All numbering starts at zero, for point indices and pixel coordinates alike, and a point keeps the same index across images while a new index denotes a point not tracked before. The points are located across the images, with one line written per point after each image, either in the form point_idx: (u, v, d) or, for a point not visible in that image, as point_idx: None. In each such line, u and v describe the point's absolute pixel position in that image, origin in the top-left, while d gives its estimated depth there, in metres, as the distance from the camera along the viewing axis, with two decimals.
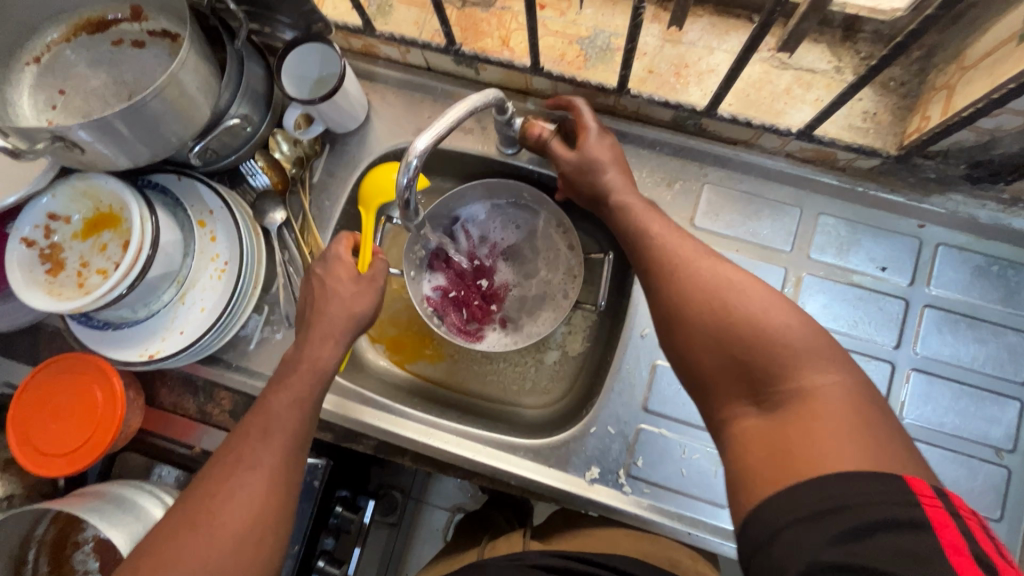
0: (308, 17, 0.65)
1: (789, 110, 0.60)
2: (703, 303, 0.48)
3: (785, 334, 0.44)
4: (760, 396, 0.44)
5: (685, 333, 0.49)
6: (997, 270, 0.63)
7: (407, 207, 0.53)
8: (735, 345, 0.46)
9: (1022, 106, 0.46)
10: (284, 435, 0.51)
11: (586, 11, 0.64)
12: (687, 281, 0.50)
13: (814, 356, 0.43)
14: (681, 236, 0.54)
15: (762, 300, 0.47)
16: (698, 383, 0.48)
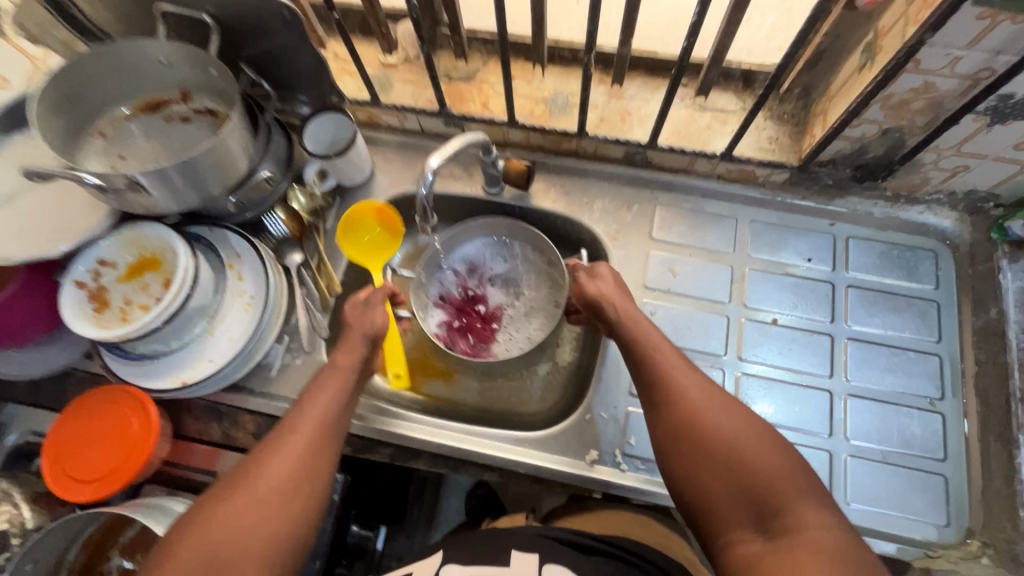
0: (323, 95, 0.80)
1: (712, 139, 0.77)
2: (711, 439, 0.55)
3: (778, 475, 0.53)
4: (763, 525, 0.51)
5: (695, 465, 0.55)
6: (897, 253, 0.78)
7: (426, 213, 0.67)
8: (740, 483, 0.53)
9: (873, 117, 0.64)
10: (326, 416, 0.60)
11: (548, 78, 0.81)
12: (698, 419, 0.57)
13: (801, 492, 0.52)
14: (687, 370, 0.61)
15: (758, 439, 0.55)
16: (702, 509, 0.55)
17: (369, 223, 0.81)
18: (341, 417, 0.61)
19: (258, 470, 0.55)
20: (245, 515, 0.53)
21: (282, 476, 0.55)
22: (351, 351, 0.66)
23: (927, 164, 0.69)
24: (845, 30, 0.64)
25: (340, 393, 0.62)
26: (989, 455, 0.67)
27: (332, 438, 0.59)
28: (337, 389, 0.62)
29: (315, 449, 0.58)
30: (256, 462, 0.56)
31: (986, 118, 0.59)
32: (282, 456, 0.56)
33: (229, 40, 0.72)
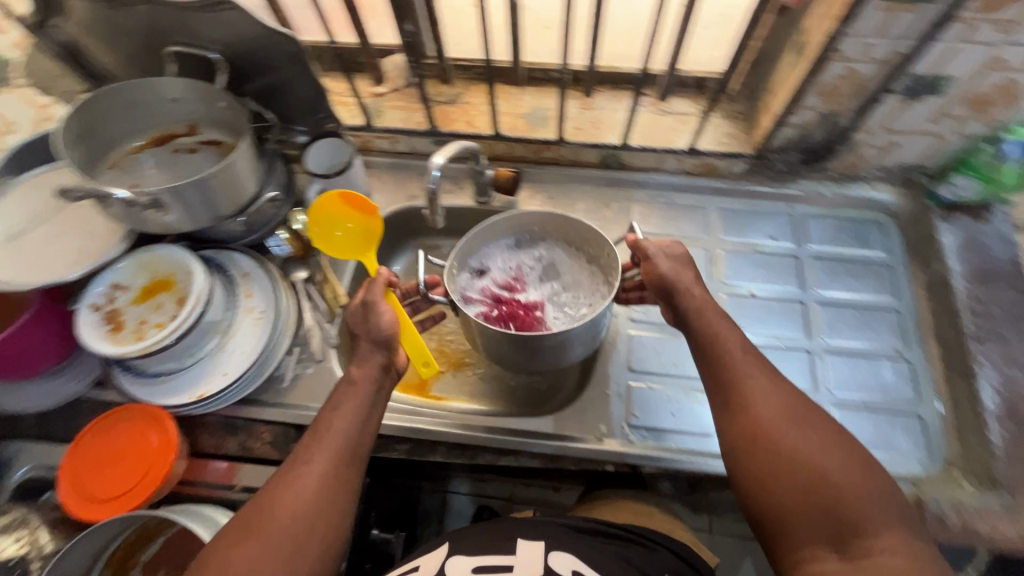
0: (320, 124, 0.86)
1: (676, 138, 0.86)
2: (787, 453, 0.54)
3: (863, 496, 0.51)
4: (840, 544, 0.49)
5: (772, 478, 0.53)
6: (850, 226, 0.87)
7: (432, 207, 0.72)
8: (820, 496, 0.51)
9: (811, 103, 0.74)
10: (345, 437, 0.59)
11: (525, 97, 0.90)
12: (776, 432, 0.55)
13: (884, 513, 0.50)
14: (769, 381, 0.59)
15: (843, 458, 0.53)
16: (776, 525, 0.53)
17: (341, 211, 0.78)
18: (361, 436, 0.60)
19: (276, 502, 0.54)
20: (262, 556, 0.51)
21: (302, 511, 0.54)
22: (365, 364, 0.64)
23: (862, 142, 0.79)
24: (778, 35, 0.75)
25: (357, 411, 0.60)
26: (956, 391, 0.74)
27: (354, 459, 0.58)
28: (355, 407, 0.61)
29: (335, 475, 0.56)
30: (274, 490, 0.55)
31: (904, 96, 0.70)
32: (300, 485, 0.55)
33: (235, 75, 0.78)
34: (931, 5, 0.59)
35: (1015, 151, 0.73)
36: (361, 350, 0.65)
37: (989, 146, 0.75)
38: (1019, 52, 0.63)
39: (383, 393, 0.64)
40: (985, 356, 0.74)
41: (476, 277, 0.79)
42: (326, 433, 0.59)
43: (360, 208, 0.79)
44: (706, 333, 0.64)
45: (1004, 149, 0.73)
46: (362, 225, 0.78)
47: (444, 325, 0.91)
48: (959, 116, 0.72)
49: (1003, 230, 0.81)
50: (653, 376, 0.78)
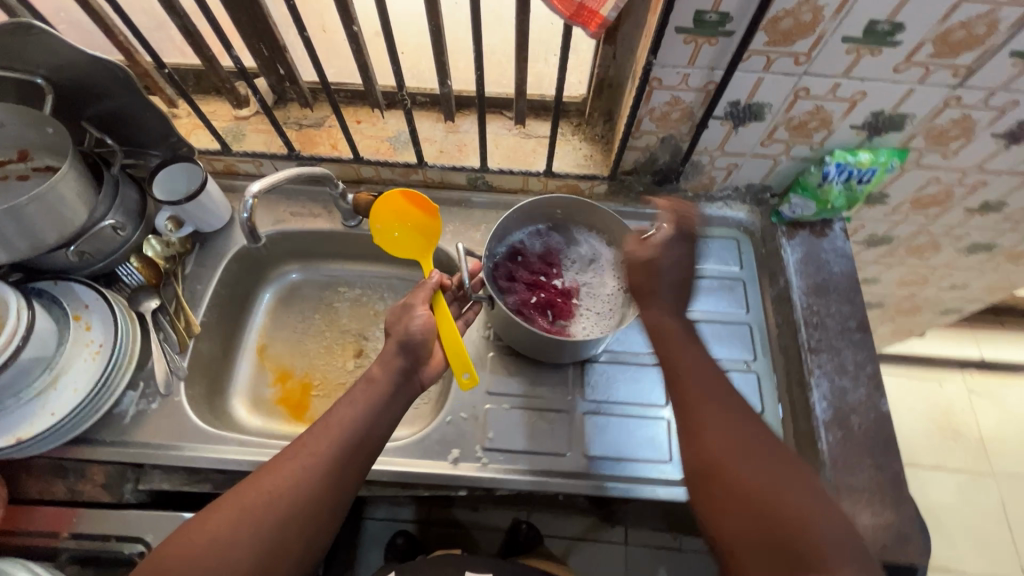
0: (174, 146, 0.83)
1: (536, 160, 0.88)
2: (744, 476, 0.52)
3: (819, 522, 0.48)
4: (792, 571, 0.46)
5: (725, 502, 0.51)
6: (704, 243, 0.90)
7: (253, 238, 0.68)
8: (775, 516, 0.49)
9: (648, 129, 0.77)
10: (351, 433, 0.58)
11: (390, 120, 0.90)
12: (737, 454, 0.53)
13: (836, 542, 0.47)
14: (728, 403, 0.57)
15: (797, 483, 0.51)
16: (727, 549, 0.50)
17: (400, 212, 0.78)
18: (365, 437, 0.59)
19: (266, 482, 0.54)
20: (244, 533, 0.51)
21: (292, 499, 0.53)
22: (385, 363, 0.64)
23: (706, 165, 0.83)
24: (615, 63, 0.77)
25: (365, 416, 0.59)
26: (795, 400, 0.77)
27: (359, 453, 0.58)
28: (369, 402, 0.60)
29: (335, 469, 0.56)
30: (270, 468, 0.55)
31: (730, 121, 0.74)
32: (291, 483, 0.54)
33: (67, 101, 0.76)
34: (729, 38, 0.62)
35: (836, 174, 0.78)
36: (387, 349, 0.65)
37: (816, 170, 0.79)
38: (818, 82, 0.67)
39: (400, 396, 0.63)
40: (817, 366, 0.77)
41: (513, 262, 0.81)
42: (334, 425, 0.58)
43: (419, 209, 0.78)
44: (664, 344, 0.62)
45: (826, 172, 0.78)
46: (423, 225, 0.78)
47: (317, 356, 0.92)
48: (785, 139, 0.77)
49: (841, 245, 0.85)
50: (512, 397, 0.79)
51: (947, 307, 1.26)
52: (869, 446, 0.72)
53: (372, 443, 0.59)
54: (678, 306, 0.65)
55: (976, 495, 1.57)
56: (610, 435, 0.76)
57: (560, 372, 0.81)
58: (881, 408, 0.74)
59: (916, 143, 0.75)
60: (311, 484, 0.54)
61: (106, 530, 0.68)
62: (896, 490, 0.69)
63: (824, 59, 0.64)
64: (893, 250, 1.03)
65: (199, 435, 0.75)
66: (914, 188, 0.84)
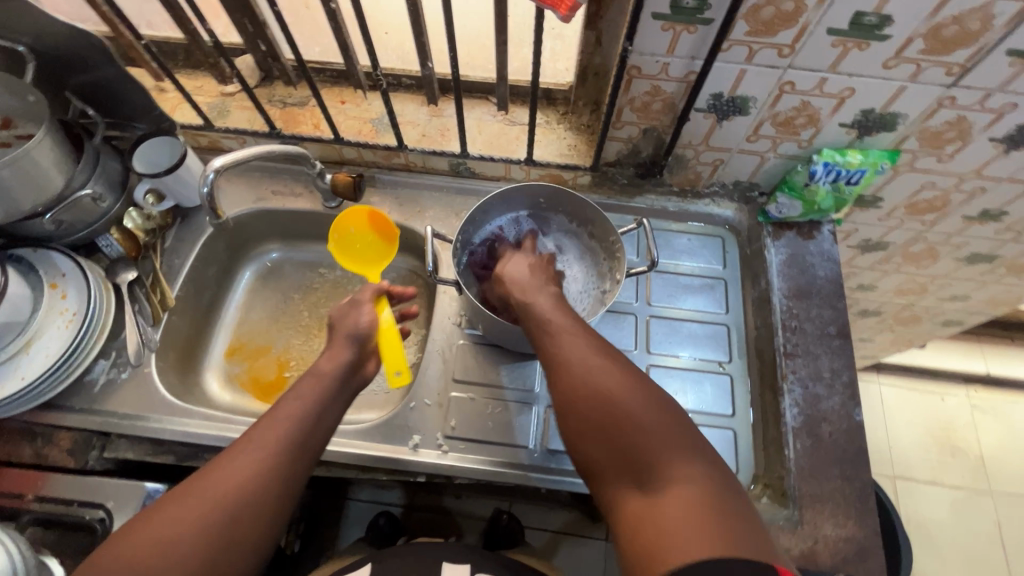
0: (157, 120, 0.84)
1: (519, 148, 0.86)
2: (586, 392, 0.51)
3: (652, 422, 0.48)
4: (639, 476, 0.46)
5: (578, 423, 0.51)
6: (688, 240, 0.88)
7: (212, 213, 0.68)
8: (615, 429, 0.49)
9: (629, 119, 0.75)
10: (302, 423, 0.56)
11: (374, 102, 0.89)
12: (583, 373, 0.52)
13: (676, 441, 0.47)
14: (580, 333, 0.57)
15: (632, 388, 0.50)
16: (593, 473, 0.50)
17: (358, 224, 0.79)
18: (314, 429, 0.57)
19: (214, 481, 0.49)
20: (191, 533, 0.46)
21: (244, 496, 0.49)
22: (335, 357, 0.63)
23: (691, 159, 0.81)
24: (599, 50, 0.75)
25: (313, 404, 0.58)
26: (766, 405, 0.75)
27: (310, 445, 0.56)
28: (319, 395, 0.59)
29: (286, 463, 0.53)
30: (215, 467, 0.51)
31: (713, 115, 0.72)
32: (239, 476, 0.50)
33: (51, 70, 0.76)
34: (708, 26, 0.60)
35: (823, 174, 0.75)
36: (333, 342, 0.66)
37: (803, 168, 0.77)
38: (803, 76, 0.64)
39: (346, 391, 0.62)
40: (792, 372, 0.75)
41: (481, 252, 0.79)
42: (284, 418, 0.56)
43: (381, 226, 0.79)
44: (523, 301, 0.63)
45: (813, 171, 0.75)
46: (380, 237, 0.79)
47: (293, 336, 0.93)
48: (771, 135, 0.74)
49: (828, 248, 0.83)
50: (478, 386, 0.78)
51: (948, 318, 1.22)
52: (838, 456, 0.69)
53: (322, 435, 0.57)
54: (540, 284, 0.65)
55: (972, 513, 1.53)
56: None
57: (528, 363, 0.80)
58: (854, 418, 0.71)
59: (908, 145, 0.72)
60: (264, 477, 0.51)
61: (70, 496, 0.69)
62: (861, 502, 0.67)
63: (808, 52, 0.61)
64: (890, 256, 1.00)
65: (166, 407, 0.76)
66: (909, 192, 0.81)
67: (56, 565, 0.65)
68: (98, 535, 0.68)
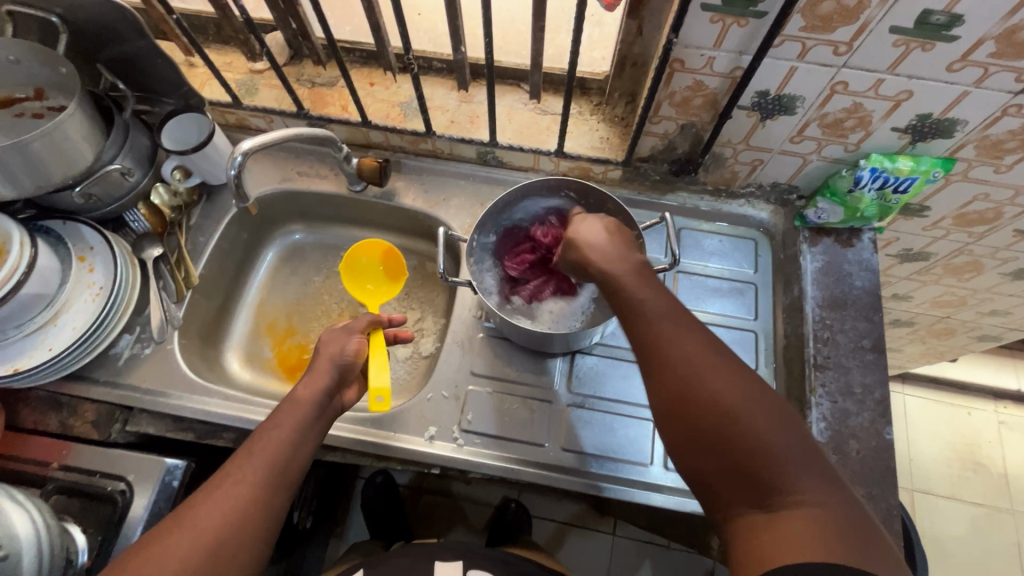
0: (186, 96, 0.83)
1: (550, 139, 0.84)
2: (703, 399, 0.48)
3: (770, 432, 0.46)
4: (758, 492, 0.44)
5: (685, 427, 0.48)
6: (719, 242, 0.85)
7: (240, 196, 0.68)
8: (732, 442, 0.46)
9: (667, 115, 0.72)
10: (276, 457, 0.58)
11: (403, 85, 0.87)
12: (693, 375, 0.49)
13: (797, 455, 0.45)
14: (682, 322, 0.53)
15: (748, 394, 0.47)
16: (697, 478, 0.48)
17: (371, 256, 0.82)
18: (289, 458, 0.59)
19: (188, 523, 0.52)
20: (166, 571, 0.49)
21: (216, 531, 0.52)
22: (314, 383, 0.64)
23: (728, 158, 0.78)
24: (641, 40, 0.72)
25: (288, 433, 0.60)
26: None
27: (282, 479, 0.58)
28: (295, 424, 0.61)
29: (259, 496, 0.55)
30: (190, 506, 0.54)
31: (757, 113, 0.68)
32: (213, 511, 0.53)
33: (83, 42, 0.76)
34: (760, 20, 0.56)
35: (870, 180, 0.71)
36: (315, 366, 0.67)
37: (847, 173, 0.73)
38: (858, 76, 0.61)
39: (322, 418, 0.64)
40: (820, 385, 0.72)
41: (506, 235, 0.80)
42: (260, 450, 0.58)
43: (392, 262, 0.83)
44: (612, 281, 0.58)
45: (858, 177, 0.71)
46: (391, 269, 0.83)
47: (314, 318, 0.93)
48: (816, 137, 0.70)
49: (867, 257, 0.79)
50: (495, 380, 0.77)
51: (984, 333, 1.17)
52: (865, 475, 0.67)
53: (295, 466, 0.59)
54: (626, 253, 0.59)
55: (991, 532, 1.49)
56: (591, 431, 0.74)
57: (547, 360, 0.79)
58: (884, 436, 0.69)
59: (965, 153, 0.67)
60: (239, 517, 0.53)
61: (93, 467, 0.71)
62: (886, 524, 0.65)
63: (866, 51, 0.57)
64: (929, 267, 0.96)
65: (187, 384, 0.76)
66: (959, 203, 0.77)
67: (78, 533, 0.67)
68: (119, 506, 0.69)
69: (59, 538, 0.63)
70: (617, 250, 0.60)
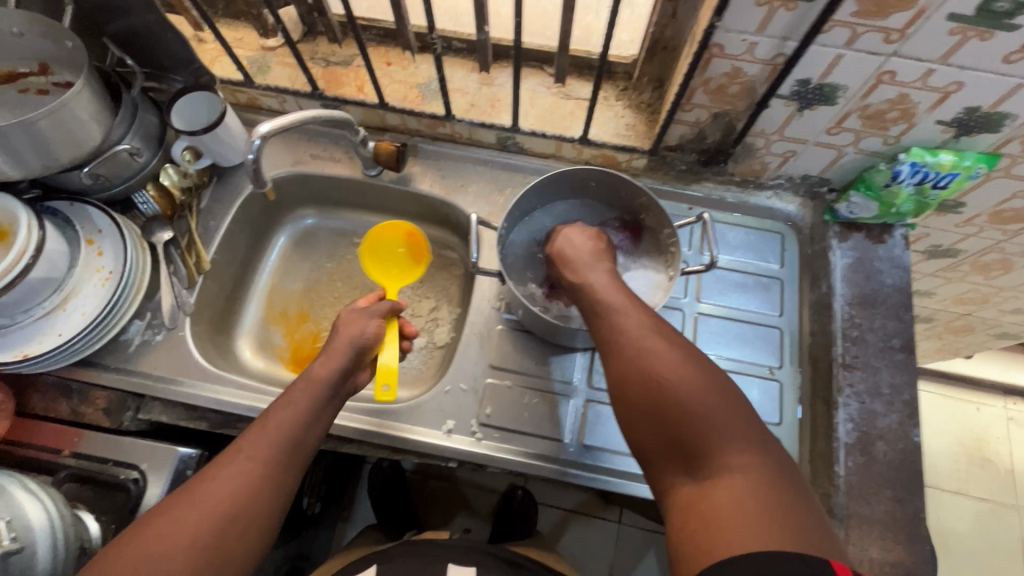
0: (195, 73, 0.80)
1: (574, 125, 0.81)
2: (644, 377, 0.48)
3: (706, 405, 0.45)
4: (693, 465, 0.44)
5: (626, 407, 0.49)
6: (745, 235, 0.83)
7: (258, 181, 0.65)
8: (669, 416, 0.45)
9: (700, 102, 0.69)
10: (288, 433, 0.56)
11: (421, 65, 0.84)
12: (635, 357, 0.49)
13: (735, 427, 0.44)
14: (640, 313, 0.53)
15: (688, 370, 0.47)
16: (642, 456, 0.48)
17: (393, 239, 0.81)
18: (303, 436, 0.58)
19: (201, 496, 0.51)
20: (177, 547, 0.47)
21: (227, 500, 0.51)
22: (331, 362, 0.63)
23: (760, 148, 0.75)
24: (675, 22, 0.69)
25: (306, 411, 0.59)
26: (816, 417, 0.72)
27: (293, 457, 0.56)
28: (310, 403, 0.60)
29: (271, 469, 0.54)
30: (204, 476, 0.53)
31: (795, 103, 0.65)
32: (223, 480, 0.52)
33: (89, 14, 0.72)
34: (810, 3, 0.53)
35: (908, 175, 0.69)
36: (332, 346, 0.66)
37: (885, 167, 0.71)
38: (906, 65, 0.58)
39: (335, 399, 0.63)
40: (848, 385, 0.70)
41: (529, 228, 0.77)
42: (272, 424, 0.57)
43: (415, 245, 0.82)
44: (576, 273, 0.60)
45: (897, 172, 0.69)
46: (413, 251, 0.82)
47: (327, 306, 0.91)
48: (855, 129, 0.67)
49: (899, 254, 0.77)
50: (514, 373, 0.75)
51: (1004, 331, 1.15)
52: (891, 478, 0.66)
53: (307, 445, 0.58)
54: (600, 262, 0.61)
55: (999, 526, 1.49)
56: (612, 427, 0.73)
57: (567, 353, 0.77)
58: (912, 439, 0.67)
59: (1010, 149, 0.65)
60: (253, 489, 0.52)
61: (105, 455, 0.69)
62: (912, 529, 0.64)
63: (919, 39, 0.54)
64: (957, 264, 0.93)
65: (200, 372, 0.75)
66: (997, 200, 0.74)
67: (90, 520, 0.66)
68: (132, 495, 0.68)
69: (72, 527, 0.62)
70: (591, 253, 0.63)
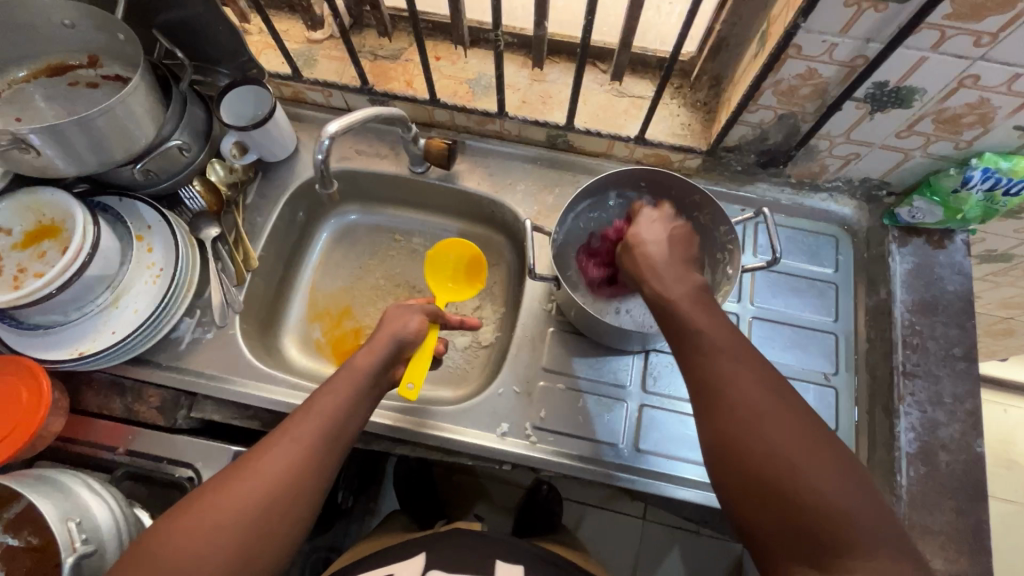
0: (243, 67, 0.79)
1: (628, 124, 0.79)
2: (761, 448, 0.44)
3: (833, 490, 0.41)
4: (816, 556, 0.40)
5: (734, 475, 0.44)
6: (800, 237, 0.81)
7: (324, 182, 0.65)
8: (791, 499, 0.42)
9: (767, 103, 0.67)
10: (330, 419, 0.56)
11: (471, 60, 0.82)
12: (750, 421, 0.45)
13: (864, 517, 0.41)
14: (744, 358, 0.48)
15: (810, 447, 0.43)
16: (746, 531, 0.44)
17: (460, 250, 0.81)
18: (342, 428, 0.57)
19: (251, 472, 0.51)
20: (226, 522, 0.48)
21: (263, 494, 0.50)
22: (373, 354, 0.62)
23: (822, 150, 0.73)
24: (743, 19, 0.67)
25: (347, 398, 0.58)
26: (875, 425, 0.71)
27: (335, 445, 0.55)
28: (350, 393, 0.58)
29: (308, 460, 0.53)
30: (250, 460, 0.52)
31: (867, 105, 0.64)
32: (261, 467, 0.51)
33: (140, 6, 0.71)
34: (902, 4, 0.51)
35: (979, 180, 0.67)
36: (376, 338, 0.65)
37: (954, 172, 0.69)
38: (993, 70, 0.55)
39: (376, 390, 0.62)
40: (909, 394, 0.69)
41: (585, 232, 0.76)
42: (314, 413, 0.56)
43: (476, 263, 0.81)
44: (659, 285, 0.55)
45: (968, 177, 0.67)
46: (473, 266, 0.81)
47: (369, 303, 0.89)
48: (926, 132, 0.66)
49: (959, 260, 0.75)
50: (568, 376, 0.75)
51: None
52: (954, 488, 0.66)
53: (345, 435, 0.57)
54: (685, 272, 0.57)
55: None
56: (667, 431, 0.72)
57: (620, 357, 0.76)
58: (975, 450, 0.67)
59: None
60: (287, 479, 0.51)
61: (160, 453, 0.69)
62: (976, 540, 0.64)
63: (1013, 44, 0.52)
64: (1009, 269, 0.92)
65: (251, 371, 0.74)
66: None
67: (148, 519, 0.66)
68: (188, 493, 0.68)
69: (133, 527, 0.62)
70: (675, 260, 0.58)
